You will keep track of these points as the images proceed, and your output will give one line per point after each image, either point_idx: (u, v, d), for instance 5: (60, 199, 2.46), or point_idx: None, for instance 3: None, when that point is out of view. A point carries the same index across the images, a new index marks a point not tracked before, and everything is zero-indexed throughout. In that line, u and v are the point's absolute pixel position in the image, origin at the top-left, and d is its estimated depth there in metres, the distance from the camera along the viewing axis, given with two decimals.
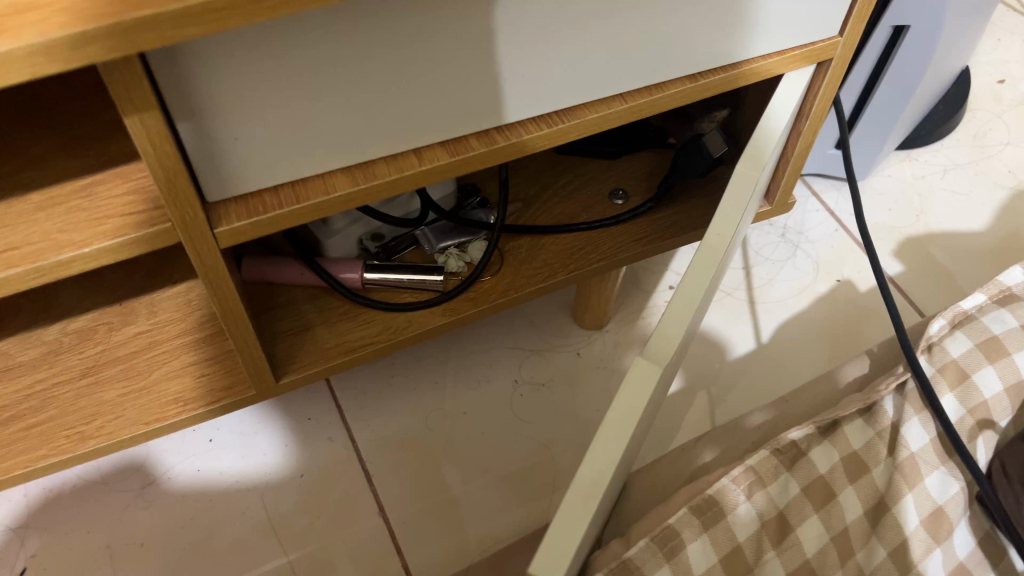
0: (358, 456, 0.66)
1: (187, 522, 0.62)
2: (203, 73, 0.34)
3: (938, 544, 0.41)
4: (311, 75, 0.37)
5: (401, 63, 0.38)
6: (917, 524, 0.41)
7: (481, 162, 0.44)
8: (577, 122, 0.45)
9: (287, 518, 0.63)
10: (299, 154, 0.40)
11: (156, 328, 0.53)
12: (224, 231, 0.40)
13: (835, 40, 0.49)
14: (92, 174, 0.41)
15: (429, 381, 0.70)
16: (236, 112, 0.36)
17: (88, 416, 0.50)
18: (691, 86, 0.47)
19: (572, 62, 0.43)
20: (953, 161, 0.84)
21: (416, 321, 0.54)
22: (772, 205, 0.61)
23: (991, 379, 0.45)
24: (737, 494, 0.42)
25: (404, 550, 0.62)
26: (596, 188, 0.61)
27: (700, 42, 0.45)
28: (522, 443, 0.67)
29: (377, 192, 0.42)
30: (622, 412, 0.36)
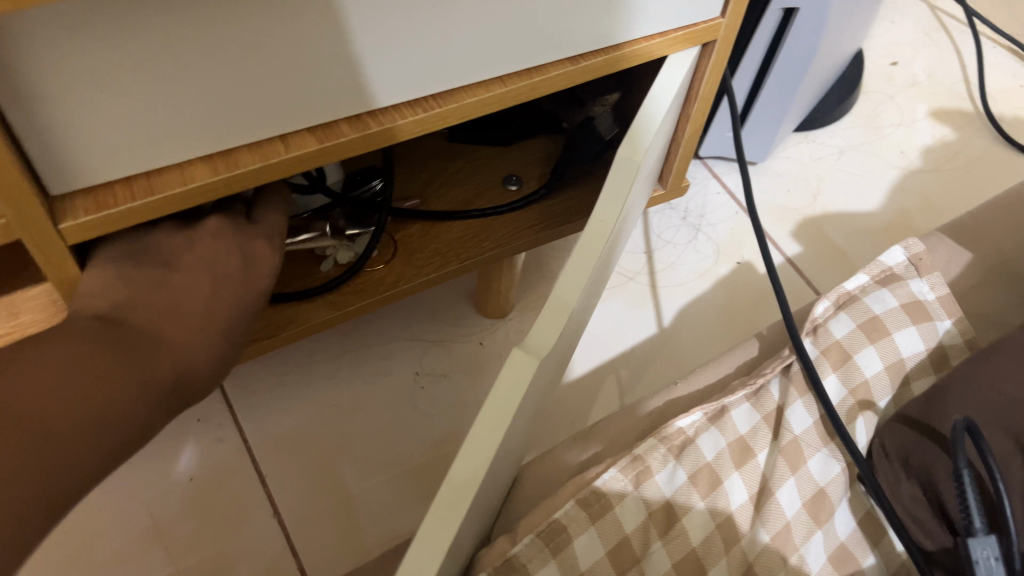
0: (251, 457, 0.63)
1: (65, 533, 0.58)
2: (28, 56, 0.31)
3: (819, 527, 0.42)
4: (155, 58, 0.34)
5: (257, 46, 0.36)
6: (798, 509, 0.42)
7: (353, 149, 0.42)
8: (455, 106, 0.44)
9: (174, 525, 0.60)
10: (152, 143, 0.37)
11: (15, 331, 0.49)
12: (69, 227, 0.37)
13: (718, 21, 0.48)
14: None
15: (325, 376, 0.67)
16: (73, 100, 0.34)
17: None
18: (572, 68, 0.46)
19: (445, 43, 0.41)
20: (847, 142, 0.85)
21: (301, 316, 0.52)
22: (665, 188, 0.60)
23: (872, 359, 0.46)
24: (625, 484, 0.41)
25: (299, 552, 0.60)
26: (489, 175, 0.59)
27: (578, 24, 0.44)
28: (424, 436, 0.65)
29: (240, 181, 0.40)
30: (495, 408, 0.34)
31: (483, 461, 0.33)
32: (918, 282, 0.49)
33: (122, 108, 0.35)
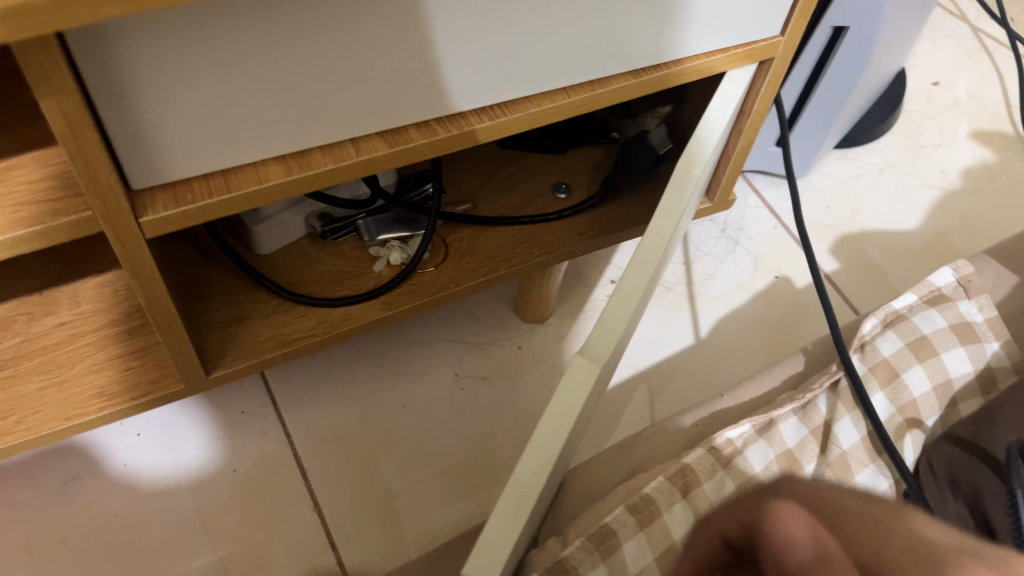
0: (293, 451, 0.64)
1: (112, 518, 0.60)
2: (125, 56, 0.32)
3: None
4: (243, 61, 0.35)
5: (338, 52, 0.37)
6: None
7: (420, 154, 0.44)
8: (520, 115, 0.45)
9: (217, 514, 0.61)
10: (231, 143, 0.39)
11: (79, 319, 0.51)
12: (150, 221, 0.38)
13: (777, 40, 0.49)
14: (7, 158, 0.38)
15: (367, 374, 0.69)
16: (162, 99, 0.35)
17: (6, 411, 0.48)
18: (633, 82, 0.47)
19: (514, 53, 0.42)
20: (887, 161, 0.86)
21: (354, 315, 0.53)
22: (713, 201, 0.61)
23: (920, 378, 0.46)
24: (672, 492, 0.42)
25: (338, 546, 0.61)
26: (539, 182, 0.60)
27: (643, 39, 0.45)
28: (462, 437, 0.66)
29: (312, 182, 0.41)
30: (557, 412, 0.35)
31: (546, 464, 0.34)
32: (966, 303, 0.49)
33: (207, 108, 0.36)
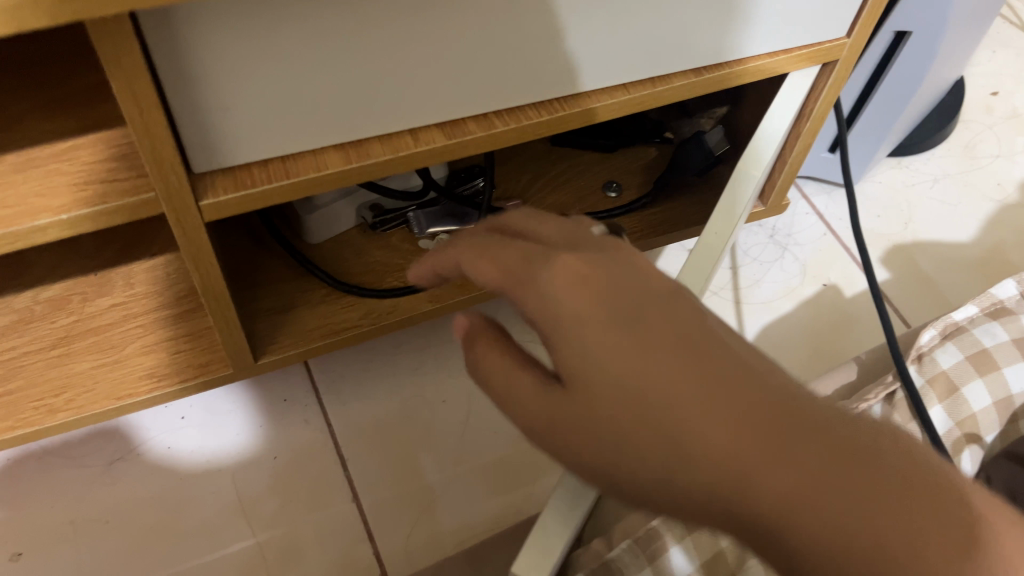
0: (333, 440, 0.64)
1: (154, 500, 0.60)
2: (195, 37, 0.32)
3: None
4: (309, 47, 0.35)
5: (402, 40, 0.37)
6: None
7: (477, 147, 0.43)
8: (579, 110, 0.45)
9: (256, 500, 0.61)
10: (293, 128, 0.39)
11: (132, 301, 0.51)
12: (209, 204, 0.38)
13: (843, 41, 0.48)
14: (73, 139, 0.38)
15: (408, 367, 0.69)
16: (228, 82, 0.35)
17: (58, 388, 0.48)
18: (695, 80, 0.46)
19: (576, 47, 0.42)
20: (943, 171, 0.84)
21: (401, 307, 0.53)
22: (766, 205, 0.60)
23: (980, 394, 0.46)
24: None
25: (375, 538, 0.61)
26: (589, 180, 0.60)
27: (706, 35, 0.44)
28: (502, 434, 0.66)
29: (370, 171, 0.41)
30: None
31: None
32: None
33: (269, 92, 0.37)
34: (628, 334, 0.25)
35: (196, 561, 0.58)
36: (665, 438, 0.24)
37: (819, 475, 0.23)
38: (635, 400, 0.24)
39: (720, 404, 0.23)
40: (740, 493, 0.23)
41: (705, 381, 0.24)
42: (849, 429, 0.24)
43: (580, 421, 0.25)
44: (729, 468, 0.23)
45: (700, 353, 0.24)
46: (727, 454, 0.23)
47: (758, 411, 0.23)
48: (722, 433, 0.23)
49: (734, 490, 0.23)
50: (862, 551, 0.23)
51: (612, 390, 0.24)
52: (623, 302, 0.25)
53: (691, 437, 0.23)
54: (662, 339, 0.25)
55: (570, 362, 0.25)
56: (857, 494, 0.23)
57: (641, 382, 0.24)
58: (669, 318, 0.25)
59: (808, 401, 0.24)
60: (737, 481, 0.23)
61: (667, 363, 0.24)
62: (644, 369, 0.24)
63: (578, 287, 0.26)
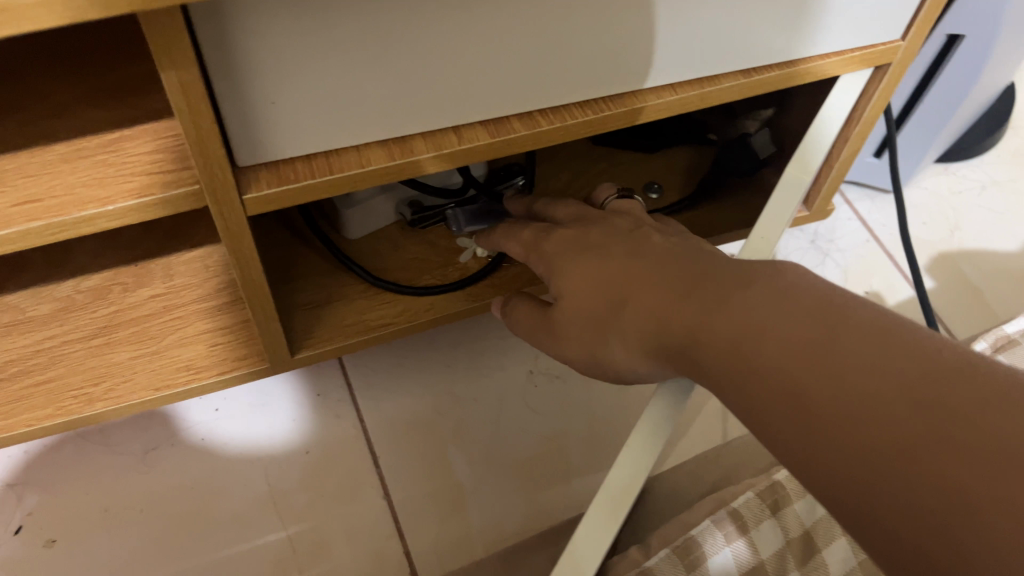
0: (365, 436, 0.64)
1: (186, 490, 0.60)
2: (244, 29, 0.32)
3: None
4: (357, 42, 0.35)
5: (450, 36, 0.37)
6: None
7: (521, 145, 0.43)
8: (625, 110, 0.44)
9: (289, 493, 0.61)
10: (338, 123, 0.39)
11: (172, 292, 0.52)
12: (253, 198, 0.38)
13: (898, 44, 0.47)
14: (119, 129, 0.38)
15: (441, 364, 0.68)
16: (275, 76, 0.35)
17: (98, 377, 0.48)
18: (744, 81, 0.45)
19: (624, 46, 0.41)
20: (990, 178, 0.82)
21: (438, 304, 0.53)
22: (810, 211, 0.59)
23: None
24: (762, 509, 0.41)
25: (405, 535, 0.60)
26: (630, 180, 0.59)
27: (758, 36, 0.43)
28: (534, 435, 0.66)
29: (413, 168, 0.41)
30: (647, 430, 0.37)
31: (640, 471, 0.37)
32: None
33: (315, 87, 0.36)
34: (610, 270, 0.37)
35: (228, 552, 0.58)
36: (619, 325, 0.35)
37: (813, 357, 0.27)
38: (601, 305, 0.36)
39: (689, 297, 0.32)
40: (710, 365, 0.30)
41: (664, 285, 0.33)
42: (891, 337, 0.26)
43: (579, 321, 0.38)
44: (664, 340, 0.32)
45: (668, 270, 0.34)
46: (660, 326, 0.32)
47: (741, 309, 0.29)
48: (672, 317, 0.32)
49: (729, 357, 0.29)
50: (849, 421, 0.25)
51: (589, 298, 0.37)
52: (616, 250, 0.39)
53: (641, 322, 0.34)
54: (634, 261, 0.36)
55: (569, 291, 0.39)
56: (853, 373, 0.25)
57: (613, 293, 0.36)
58: (655, 255, 0.36)
59: (847, 305, 0.28)
60: (707, 354, 0.30)
61: (642, 281, 0.35)
62: (619, 284, 0.36)
63: (572, 245, 0.42)
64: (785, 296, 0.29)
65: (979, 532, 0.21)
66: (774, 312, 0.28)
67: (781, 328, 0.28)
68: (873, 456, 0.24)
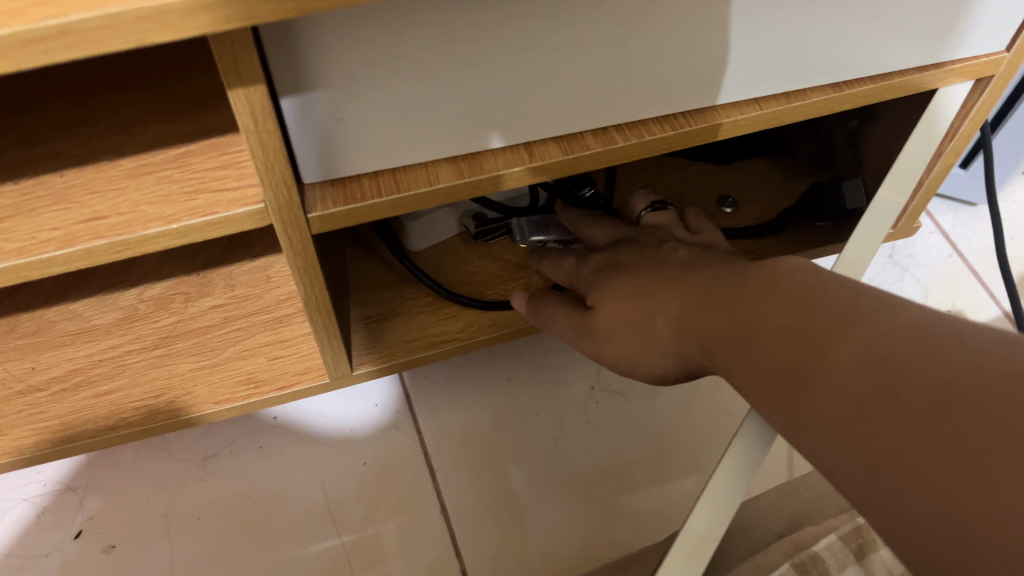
0: (422, 448, 0.63)
1: (244, 499, 0.60)
2: (314, 45, 0.31)
3: None
4: (428, 57, 0.33)
5: (525, 50, 0.35)
6: None
7: (595, 162, 0.41)
8: (705, 126, 0.41)
9: (345, 505, 0.60)
10: (406, 139, 0.37)
11: (233, 303, 0.51)
12: (319, 216, 0.37)
13: (1002, 55, 0.44)
14: (185, 145, 0.37)
15: (501, 378, 0.67)
16: (344, 92, 0.34)
17: (159, 389, 0.48)
18: (834, 95, 0.43)
19: (707, 59, 0.39)
20: None
21: (501, 320, 0.51)
22: (895, 228, 0.56)
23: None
24: (846, 553, 0.38)
25: (462, 551, 0.59)
26: (704, 194, 0.57)
27: (851, 47, 0.41)
28: (594, 453, 0.63)
29: (483, 186, 0.39)
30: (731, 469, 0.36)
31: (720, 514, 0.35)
32: None
33: (385, 102, 0.35)
34: (641, 283, 0.39)
35: (284, 562, 0.58)
36: (653, 338, 0.36)
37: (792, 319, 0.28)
38: (633, 316, 0.38)
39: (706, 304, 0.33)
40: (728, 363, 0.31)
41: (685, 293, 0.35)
42: (878, 315, 0.26)
43: (613, 335, 0.40)
44: (688, 348, 0.34)
45: (688, 280, 0.36)
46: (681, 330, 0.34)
47: (748, 305, 0.30)
48: (692, 324, 0.33)
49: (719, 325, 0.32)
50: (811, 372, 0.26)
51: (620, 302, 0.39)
52: (645, 268, 0.40)
53: (670, 333, 0.35)
54: (663, 275, 0.38)
55: (603, 306, 0.41)
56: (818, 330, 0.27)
57: (644, 305, 0.38)
58: (679, 269, 0.38)
59: (835, 293, 0.28)
60: (724, 351, 0.31)
61: (666, 292, 0.36)
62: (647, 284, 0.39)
63: (606, 270, 0.44)
64: (781, 295, 0.29)
65: (981, 485, 0.21)
66: (772, 308, 0.29)
67: (778, 323, 0.28)
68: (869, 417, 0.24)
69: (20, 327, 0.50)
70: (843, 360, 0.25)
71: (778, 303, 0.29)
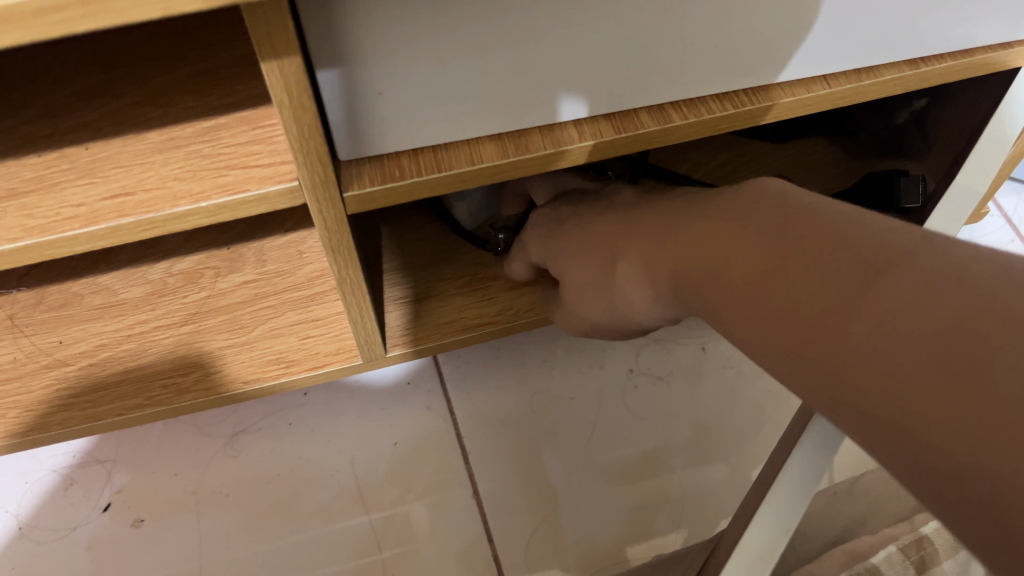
0: (454, 429, 0.62)
1: (273, 478, 0.59)
2: (355, 14, 0.29)
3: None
4: (475, 27, 0.31)
5: (580, 21, 0.32)
6: None
7: (650, 142, 0.38)
8: (769, 105, 0.39)
9: (376, 487, 0.59)
10: (448, 114, 0.35)
11: (264, 279, 0.49)
12: (355, 195, 0.35)
13: None
14: (215, 117, 0.35)
15: (537, 356, 0.65)
16: (384, 64, 0.31)
17: (188, 366, 0.46)
18: (909, 73, 0.40)
19: (775, 33, 0.36)
20: None
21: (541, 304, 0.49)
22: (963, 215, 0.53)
23: None
24: (905, 566, 0.36)
25: (494, 537, 0.57)
26: (756, 175, 0.54)
27: (932, 23, 0.38)
28: (633, 440, 0.61)
29: (528, 166, 0.37)
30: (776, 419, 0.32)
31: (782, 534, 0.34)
32: None
33: (426, 74, 0.32)
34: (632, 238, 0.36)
35: (312, 544, 0.56)
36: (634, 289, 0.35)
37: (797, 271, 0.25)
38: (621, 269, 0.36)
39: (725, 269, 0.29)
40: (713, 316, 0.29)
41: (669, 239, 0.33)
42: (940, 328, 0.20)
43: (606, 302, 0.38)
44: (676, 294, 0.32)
45: (663, 225, 0.34)
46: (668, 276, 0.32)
47: (733, 245, 0.29)
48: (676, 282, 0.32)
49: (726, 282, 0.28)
50: (797, 330, 0.24)
51: (604, 261, 0.37)
52: (645, 213, 0.37)
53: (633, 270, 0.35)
54: (647, 226, 0.35)
55: (580, 279, 0.39)
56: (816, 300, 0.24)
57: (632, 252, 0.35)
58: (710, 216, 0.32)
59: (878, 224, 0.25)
60: (699, 306, 0.30)
61: (646, 250, 0.34)
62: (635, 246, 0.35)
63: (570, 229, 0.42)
64: (902, 234, 0.24)
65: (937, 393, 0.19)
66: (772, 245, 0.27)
67: (813, 268, 0.25)
68: (831, 360, 0.23)
69: (47, 300, 0.48)
70: (872, 311, 0.22)
71: (825, 250, 0.25)
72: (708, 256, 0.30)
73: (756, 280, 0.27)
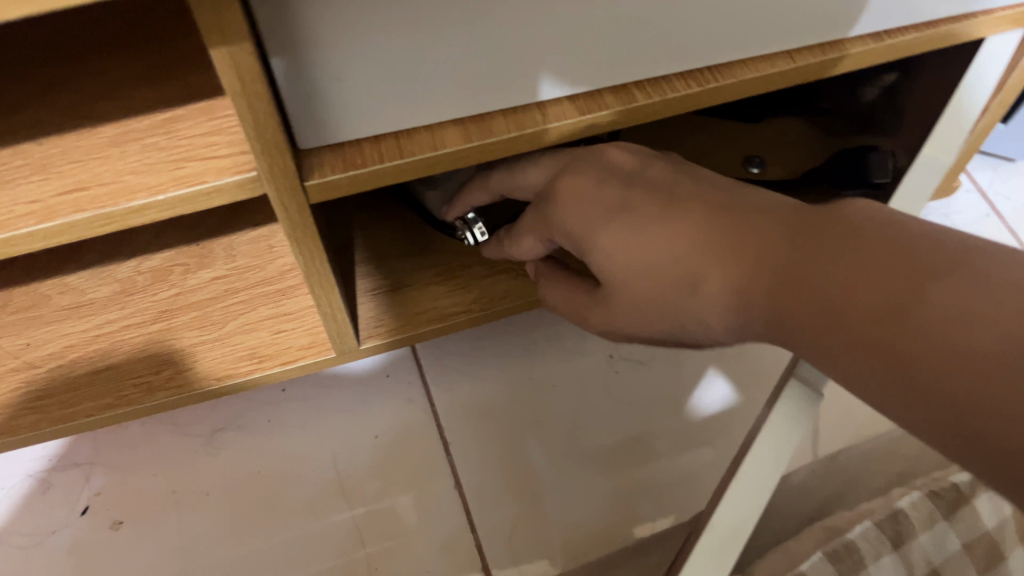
0: (436, 420, 0.61)
1: (254, 475, 0.58)
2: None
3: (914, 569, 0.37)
4: (431, 9, 0.31)
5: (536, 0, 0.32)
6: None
7: (615, 122, 0.38)
8: (733, 82, 0.38)
9: (358, 480, 0.58)
10: (409, 99, 0.34)
11: (234, 274, 0.48)
12: (316, 183, 0.34)
13: None
14: (171, 109, 0.34)
15: (517, 345, 0.65)
16: (339, 49, 0.31)
17: (159, 364, 0.46)
18: (873, 46, 0.39)
19: (737, 9, 0.36)
20: None
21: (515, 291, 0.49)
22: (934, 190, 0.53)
23: None
24: None
25: (478, 527, 0.57)
26: (728, 155, 0.54)
27: None
28: (615, 426, 0.61)
29: (493, 150, 0.37)
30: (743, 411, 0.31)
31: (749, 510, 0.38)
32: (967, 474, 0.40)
33: (384, 59, 0.32)
34: (674, 234, 0.32)
35: (295, 540, 0.56)
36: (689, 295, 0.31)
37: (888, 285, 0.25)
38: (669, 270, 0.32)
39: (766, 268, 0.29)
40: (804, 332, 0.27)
41: (740, 247, 0.30)
42: None
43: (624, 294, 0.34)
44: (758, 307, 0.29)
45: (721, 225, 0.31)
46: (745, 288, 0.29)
47: (827, 258, 0.27)
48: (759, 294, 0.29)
49: (815, 295, 0.27)
50: (891, 349, 0.24)
51: (631, 253, 0.33)
52: (675, 201, 0.34)
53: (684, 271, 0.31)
54: (695, 222, 0.32)
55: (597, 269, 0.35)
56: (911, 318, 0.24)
57: (684, 253, 0.31)
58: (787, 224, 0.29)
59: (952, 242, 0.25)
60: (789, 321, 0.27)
61: (708, 253, 0.31)
62: (682, 245, 0.32)
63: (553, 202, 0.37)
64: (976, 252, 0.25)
65: None
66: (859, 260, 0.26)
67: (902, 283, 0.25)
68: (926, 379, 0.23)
69: (14, 302, 0.48)
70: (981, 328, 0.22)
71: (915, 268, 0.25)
72: (799, 269, 0.27)
73: (837, 295, 0.26)
